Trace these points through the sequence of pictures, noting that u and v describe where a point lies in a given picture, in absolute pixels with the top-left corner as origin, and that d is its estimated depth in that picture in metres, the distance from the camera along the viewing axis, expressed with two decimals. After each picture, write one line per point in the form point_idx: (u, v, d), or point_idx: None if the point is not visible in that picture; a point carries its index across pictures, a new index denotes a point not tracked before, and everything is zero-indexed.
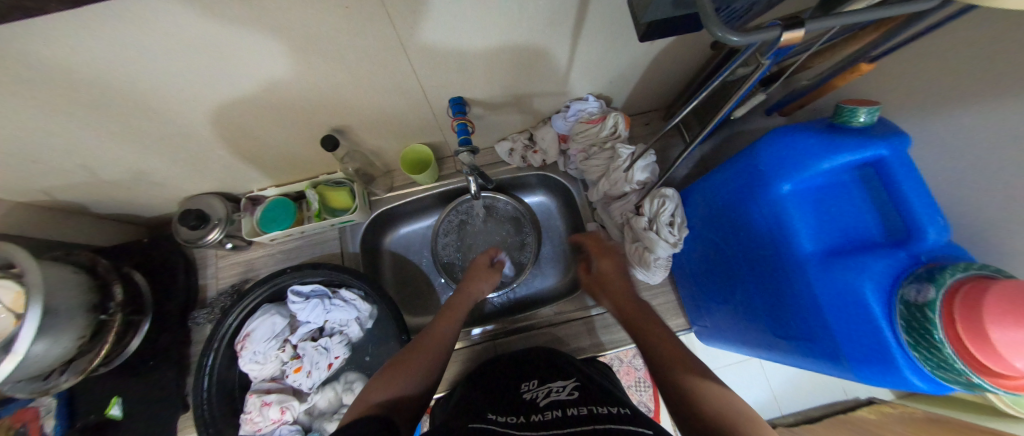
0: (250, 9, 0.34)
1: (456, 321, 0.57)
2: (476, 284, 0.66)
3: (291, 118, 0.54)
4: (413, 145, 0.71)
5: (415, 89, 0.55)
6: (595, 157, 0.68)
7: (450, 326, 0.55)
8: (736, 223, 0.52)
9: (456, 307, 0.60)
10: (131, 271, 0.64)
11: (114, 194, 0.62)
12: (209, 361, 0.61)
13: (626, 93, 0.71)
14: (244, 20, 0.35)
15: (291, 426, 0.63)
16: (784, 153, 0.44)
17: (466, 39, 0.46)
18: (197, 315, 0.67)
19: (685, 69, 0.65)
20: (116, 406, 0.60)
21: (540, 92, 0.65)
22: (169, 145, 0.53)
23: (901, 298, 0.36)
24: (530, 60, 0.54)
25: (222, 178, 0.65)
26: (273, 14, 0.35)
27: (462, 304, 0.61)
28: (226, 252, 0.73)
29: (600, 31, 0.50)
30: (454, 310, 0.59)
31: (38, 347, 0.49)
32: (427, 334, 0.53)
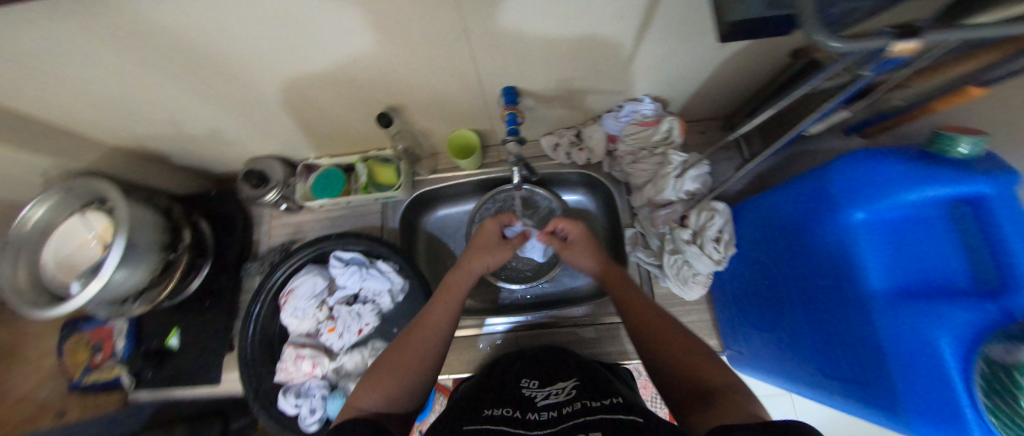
0: None
1: (451, 307, 0.56)
2: (478, 256, 0.64)
3: (354, 93, 0.57)
4: (461, 131, 0.72)
5: (473, 75, 0.56)
6: (644, 161, 0.67)
7: (446, 313, 0.55)
8: (794, 248, 0.49)
9: (451, 290, 0.59)
10: (198, 219, 0.71)
11: (193, 148, 0.68)
12: (256, 310, 0.67)
13: (685, 97, 0.68)
14: None
15: (319, 381, 0.67)
16: (861, 178, 0.40)
17: (531, 28, 0.46)
18: (249, 266, 0.73)
19: (753, 78, 0.61)
20: (174, 337, 0.69)
21: (594, 89, 0.64)
22: (245, 108, 0.58)
23: (983, 355, 0.32)
24: (591, 55, 0.53)
25: (285, 143, 0.70)
26: None
27: (459, 285, 0.60)
28: (280, 213, 0.78)
29: (670, 30, 0.48)
30: (449, 294, 0.58)
31: (120, 275, 0.55)
32: (420, 325, 0.54)
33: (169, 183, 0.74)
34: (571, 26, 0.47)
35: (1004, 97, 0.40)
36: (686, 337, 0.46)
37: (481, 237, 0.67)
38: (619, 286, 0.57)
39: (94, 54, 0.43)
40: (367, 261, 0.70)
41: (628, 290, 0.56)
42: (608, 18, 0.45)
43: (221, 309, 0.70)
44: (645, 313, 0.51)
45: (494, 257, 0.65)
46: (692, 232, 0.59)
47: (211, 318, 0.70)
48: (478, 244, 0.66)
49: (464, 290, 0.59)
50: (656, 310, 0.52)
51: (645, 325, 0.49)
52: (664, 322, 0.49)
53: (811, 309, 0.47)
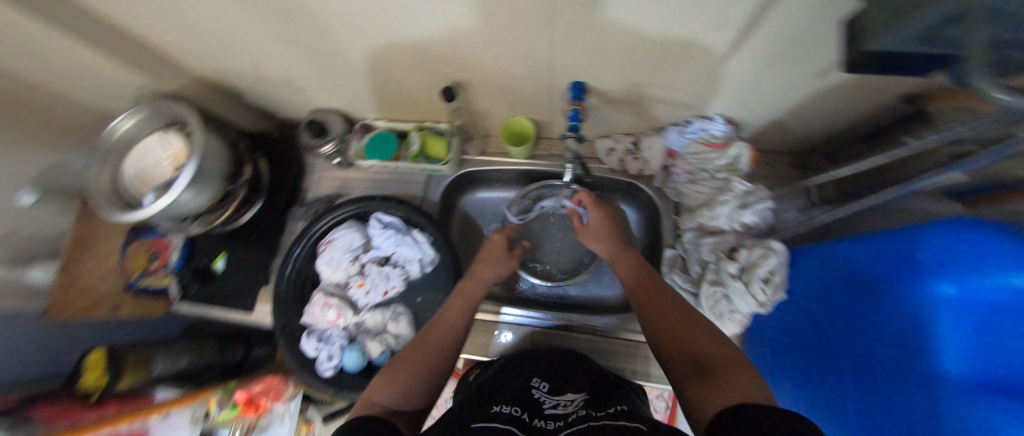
0: None
1: (464, 311, 0.56)
2: (489, 263, 0.65)
3: (427, 64, 0.57)
4: (517, 118, 0.71)
5: (547, 64, 0.55)
6: (702, 184, 0.64)
7: (460, 316, 0.56)
8: (855, 308, 0.45)
9: (464, 294, 0.59)
10: (260, 157, 0.75)
11: (265, 90, 0.72)
12: (297, 252, 0.71)
13: (760, 124, 0.64)
14: None
15: (340, 331, 0.70)
16: (962, 249, 0.37)
17: (623, 25, 0.44)
18: (296, 211, 0.79)
19: (844, 117, 0.57)
20: (221, 261, 0.74)
21: (666, 99, 0.61)
22: (322, 60, 0.59)
23: None
24: (677, 59, 0.50)
25: (350, 100, 0.72)
26: None
27: (474, 291, 0.60)
28: (332, 166, 0.82)
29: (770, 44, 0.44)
30: (462, 299, 0.58)
31: (187, 196, 0.59)
32: (435, 327, 0.54)
33: (237, 118, 0.78)
34: (665, 29, 0.44)
35: None
36: (695, 320, 0.45)
37: (489, 248, 0.67)
38: (628, 271, 0.57)
39: None
40: (404, 227, 0.72)
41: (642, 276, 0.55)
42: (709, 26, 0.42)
43: (265, 244, 0.75)
44: (652, 296, 0.50)
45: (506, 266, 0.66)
46: (740, 267, 0.57)
47: (255, 250, 0.74)
48: (487, 254, 0.66)
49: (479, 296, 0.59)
50: (664, 292, 0.51)
51: (650, 306, 0.49)
52: (675, 306, 0.48)
53: (860, 375, 0.44)
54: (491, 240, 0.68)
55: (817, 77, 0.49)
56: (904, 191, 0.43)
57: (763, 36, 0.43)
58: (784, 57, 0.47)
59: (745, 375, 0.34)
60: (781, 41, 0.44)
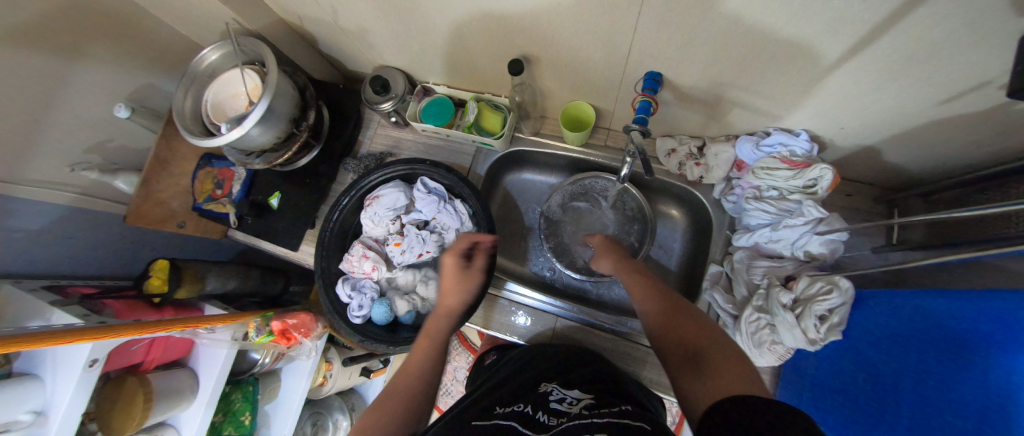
0: None
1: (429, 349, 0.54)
2: (445, 293, 0.60)
3: (500, 34, 0.56)
4: (579, 102, 0.69)
5: (625, 49, 0.52)
6: (769, 203, 0.58)
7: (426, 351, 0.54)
8: (929, 370, 0.39)
9: (430, 333, 0.57)
10: (322, 106, 0.77)
11: (338, 41, 0.74)
12: (344, 201, 0.73)
13: (850, 148, 0.58)
14: None
15: (373, 283, 0.73)
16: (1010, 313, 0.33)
17: (726, 14, 0.40)
18: (348, 163, 0.81)
19: (960, 153, 0.50)
20: (275, 199, 0.78)
21: (748, 104, 0.56)
22: (397, 18, 0.59)
23: None
24: (775, 60, 0.45)
25: (415, 61, 0.73)
26: None
27: (438, 328, 0.58)
28: (387, 124, 0.83)
29: (896, 56, 0.39)
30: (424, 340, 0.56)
31: (255, 131, 0.62)
32: (405, 368, 0.51)
33: (308, 65, 0.81)
34: (771, 26, 0.40)
35: None
36: (693, 318, 0.44)
37: (444, 273, 0.62)
38: (633, 279, 0.56)
39: None
40: (447, 196, 0.73)
41: (642, 283, 0.55)
42: (824, 27, 0.38)
43: (317, 190, 0.78)
44: (653, 298, 0.50)
45: (467, 286, 0.61)
46: (793, 298, 0.52)
47: (307, 194, 0.78)
48: (445, 282, 0.61)
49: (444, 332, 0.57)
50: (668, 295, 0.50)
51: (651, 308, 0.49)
52: (671, 305, 0.47)
53: None
54: (443, 260, 0.63)
55: (940, 102, 0.43)
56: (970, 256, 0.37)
57: (885, 48, 0.38)
58: (906, 73, 0.41)
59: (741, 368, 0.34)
60: (909, 56, 0.38)
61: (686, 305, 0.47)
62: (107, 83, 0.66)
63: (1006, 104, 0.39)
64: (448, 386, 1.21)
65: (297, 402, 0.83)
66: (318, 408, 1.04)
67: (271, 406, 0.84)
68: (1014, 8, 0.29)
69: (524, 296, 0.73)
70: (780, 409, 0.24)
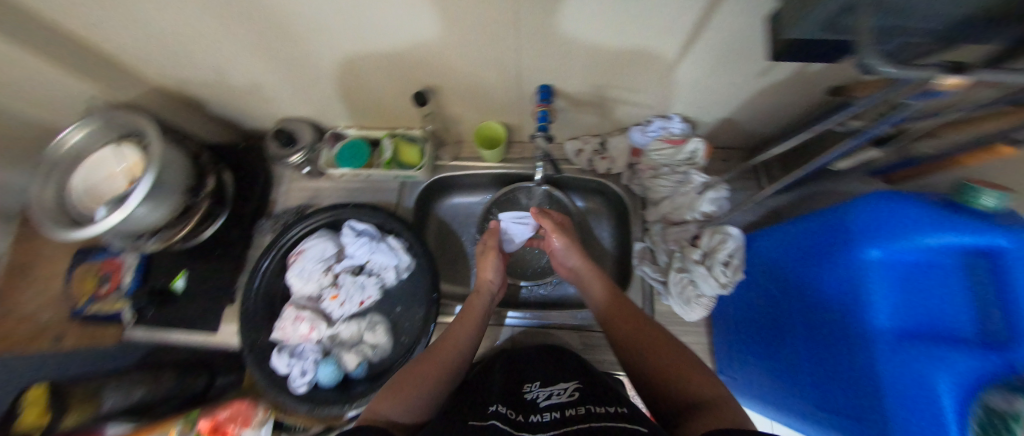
0: None
1: (472, 326, 0.59)
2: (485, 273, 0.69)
3: (395, 67, 0.59)
4: (489, 122, 0.73)
5: (513, 68, 0.58)
6: (664, 178, 0.67)
7: (467, 329, 0.59)
8: (804, 281, 0.49)
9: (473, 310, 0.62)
10: (224, 169, 0.72)
11: (230, 100, 0.71)
12: (265, 264, 0.69)
13: (713, 122, 0.69)
14: None
15: (314, 346, 0.66)
16: (882, 220, 0.40)
17: (580, 29, 0.48)
18: (264, 223, 0.75)
19: (784, 112, 0.63)
20: (180, 280, 0.69)
21: (627, 99, 0.65)
22: (291, 66, 0.59)
23: (983, 403, 0.32)
24: (633, 61, 0.54)
25: (320, 109, 0.72)
26: None
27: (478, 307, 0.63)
28: (301, 177, 0.80)
29: (714, 46, 0.49)
30: (468, 313, 0.62)
31: (142, 210, 0.56)
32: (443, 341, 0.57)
33: (200, 130, 0.76)
34: (618, 34, 0.49)
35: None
36: (685, 355, 0.49)
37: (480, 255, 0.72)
38: (609, 299, 0.60)
39: None
40: (377, 234, 0.71)
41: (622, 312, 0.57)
42: (656, 29, 0.47)
43: (230, 261, 0.71)
44: (639, 327, 0.54)
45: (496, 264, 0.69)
46: (702, 253, 0.60)
47: (218, 267, 0.70)
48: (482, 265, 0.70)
49: (482, 310, 0.63)
50: (647, 323, 0.55)
51: (634, 337, 0.53)
52: (653, 340, 0.52)
53: (812, 337, 0.47)
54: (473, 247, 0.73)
55: (759, 76, 0.54)
56: (805, 172, 0.47)
57: (705, 39, 0.48)
58: (726, 57, 0.52)
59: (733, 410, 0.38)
60: (720, 43, 0.49)
61: (674, 341, 0.52)
62: None
63: (798, 68, 0.51)
64: None
65: None
66: None
67: None
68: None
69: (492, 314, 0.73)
70: None
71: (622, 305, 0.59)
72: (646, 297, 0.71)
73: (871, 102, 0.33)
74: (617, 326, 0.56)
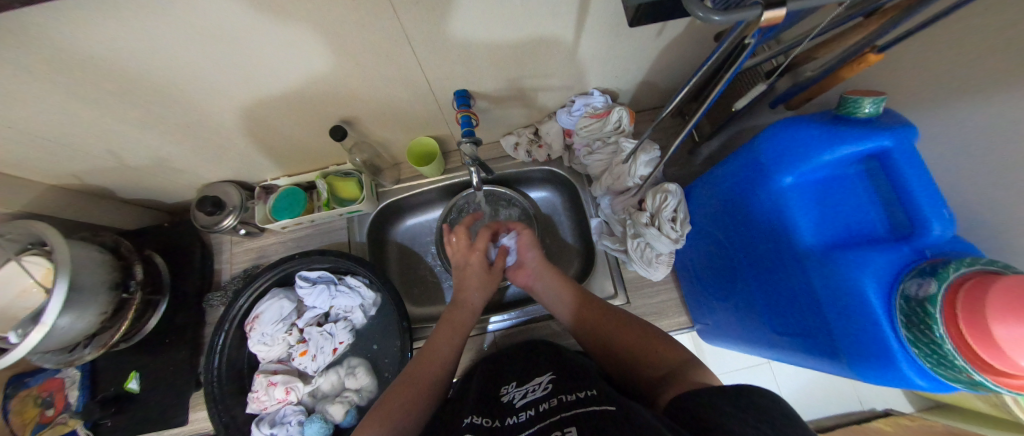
0: (285, 6, 0.38)
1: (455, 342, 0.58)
2: (468, 290, 0.67)
3: (301, 107, 0.57)
4: (420, 138, 0.72)
5: (422, 83, 0.57)
6: (599, 152, 0.69)
7: (451, 345, 0.58)
8: (739, 218, 0.51)
9: (456, 324, 0.61)
10: (152, 254, 0.68)
11: (139, 180, 0.66)
12: (220, 340, 0.64)
13: (631, 87, 0.71)
14: (277, 14, 0.39)
15: (295, 407, 0.64)
16: (790, 146, 0.43)
17: (469, 31, 0.48)
18: (211, 297, 0.70)
19: (691, 63, 0.65)
20: (134, 380, 0.65)
21: (544, 86, 0.66)
22: (190, 130, 0.56)
23: (902, 292, 0.34)
24: (533, 49, 0.55)
25: (239, 166, 0.69)
26: (299, 11, 0.39)
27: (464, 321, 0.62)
28: (241, 239, 0.76)
29: (601, 19, 0.51)
30: (450, 328, 0.60)
31: (65, 321, 0.52)
32: (425, 357, 0.55)
33: (117, 219, 0.71)
34: (507, 29, 0.49)
35: (897, 62, 0.45)
36: (649, 331, 0.51)
37: (467, 272, 0.68)
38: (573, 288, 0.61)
39: (18, 82, 0.41)
40: (335, 278, 0.69)
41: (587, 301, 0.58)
42: (544, 16, 0.48)
43: (182, 346, 0.67)
44: (604, 313, 0.56)
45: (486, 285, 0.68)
46: (650, 215, 0.61)
47: (172, 355, 0.66)
48: (467, 281, 0.68)
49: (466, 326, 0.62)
50: (608, 307, 0.57)
51: (600, 322, 0.55)
52: (618, 323, 0.53)
53: (759, 269, 0.50)
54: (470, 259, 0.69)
55: (657, 37, 0.56)
56: (685, 133, 0.49)
57: (594, 15, 0.49)
58: (617, 27, 0.53)
59: (698, 372, 0.41)
60: (606, 15, 0.50)
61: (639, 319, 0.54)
62: None
63: (688, 22, 0.53)
64: None
65: None
66: None
67: None
68: None
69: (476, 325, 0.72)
70: (744, 396, 0.30)
71: (584, 293, 0.60)
72: (613, 269, 0.73)
73: (717, 50, 0.34)
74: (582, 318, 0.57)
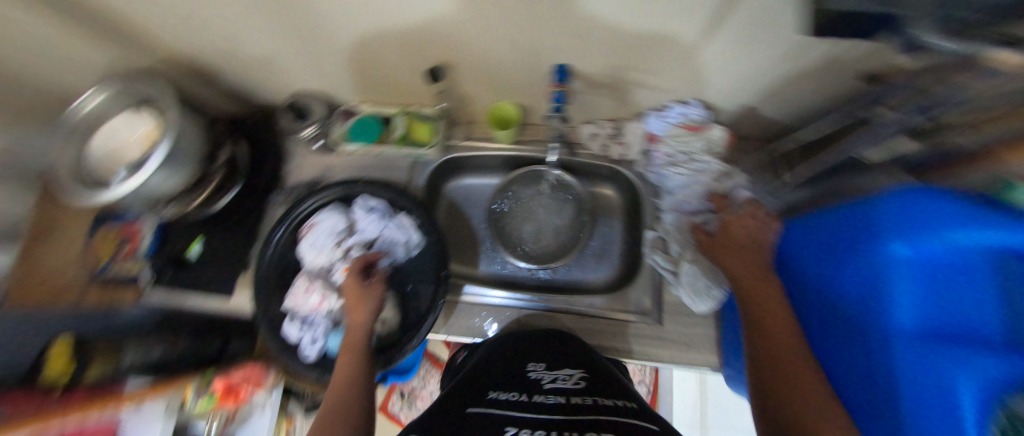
0: None
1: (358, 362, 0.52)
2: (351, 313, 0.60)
3: (409, 44, 0.58)
4: (503, 102, 0.72)
5: (529, 48, 0.56)
6: (683, 166, 0.67)
7: (354, 366, 0.52)
8: (826, 277, 0.48)
9: (353, 347, 0.55)
10: (239, 139, 0.74)
11: (242, 72, 0.70)
12: (278, 234, 0.69)
13: (735, 109, 0.67)
14: None
15: (324, 316, 0.67)
16: (913, 218, 0.39)
17: (597, 8, 0.46)
18: (276, 196, 0.77)
19: (813, 101, 0.60)
20: (194, 248, 0.72)
21: (647, 83, 0.63)
22: (302, 36, 0.58)
23: (1001, 400, 0.29)
24: (654, 42, 0.52)
25: (332, 83, 0.72)
26: None
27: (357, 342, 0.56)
28: (313, 151, 0.80)
29: (743, 28, 0.46)
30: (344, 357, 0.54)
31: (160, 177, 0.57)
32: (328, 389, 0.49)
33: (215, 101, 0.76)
34: (639, 14, 0.46)
35: None
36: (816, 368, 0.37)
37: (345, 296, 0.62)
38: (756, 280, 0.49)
39: None
40: (389, 211, 0.71)
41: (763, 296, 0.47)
42: (683, 10, 0.44)
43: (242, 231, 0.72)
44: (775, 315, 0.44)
45: (370, 298, 0.61)
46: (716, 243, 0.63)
47: (233, 238, 0.72)
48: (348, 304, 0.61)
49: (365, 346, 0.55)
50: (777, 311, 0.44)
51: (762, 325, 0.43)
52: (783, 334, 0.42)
53: (829, 332, 0.46)
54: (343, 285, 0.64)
55: (787, 60, 0.51)
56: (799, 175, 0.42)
57: (733, 21, 0.45)
58: (755, 41, 0.49)
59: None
60: (749, 25, 0.46)
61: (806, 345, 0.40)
62: None
63: (830, 53, 0.48)
64: None
65: None
66: None
67: None
68: None
69: (488, 296, 0.72)
70: None
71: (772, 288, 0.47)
72: (655, 286, 0.69)
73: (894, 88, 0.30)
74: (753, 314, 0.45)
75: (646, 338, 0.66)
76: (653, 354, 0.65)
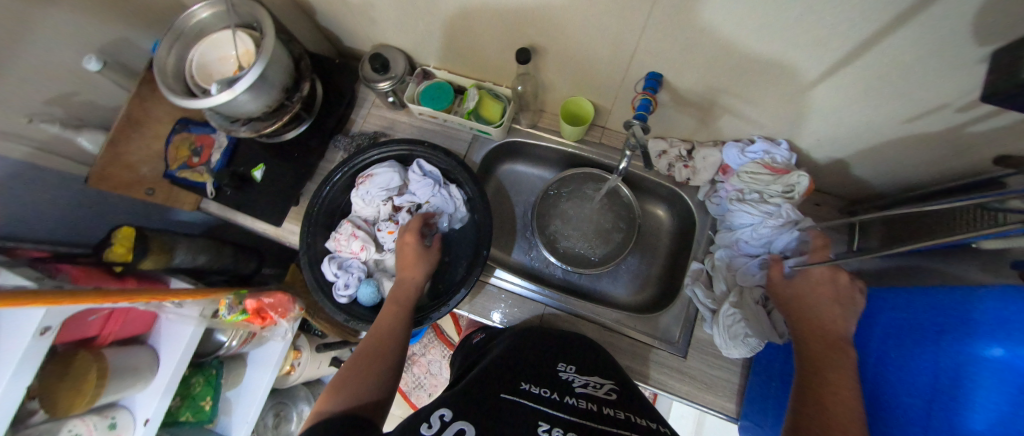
0: None
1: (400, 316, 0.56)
2: (404, 269, 0.63)
3: (506, 21, 0.58)
4: (579, 97, 0.70)
5: (628, 50, 0.54)
6: (752, 205, 0.62)
7: (396, 319, 0.56)
8: (909, 357, 0.41)
9: (398, 300, 0.59)
10: (314, 79, 0.74)
11: (336, 14, 0.71)
12: (335, 178, 0.71)
13: (823, 159, 0.63)
14: None
15: (360, 263, 0.70)
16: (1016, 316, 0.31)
17: (719, 23, 0.43)
18: (339, 140, 0.79)
19: (917, 170, 0.55)
20: (258, 171, 0.74)
21: (738, 111, 0.59)
22: None
23: None
24: (766, 71, 0.49)
25: (418, 43, 0.72)
26: None
27: (406, 298, 0.59)
28: (382, 104, 0.82)
29: (874, 77, 0.43)
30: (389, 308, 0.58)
31: (245, 96, 0.59)
32: (369, 336, 0.53)
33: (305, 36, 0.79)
34: (763, 38, 0.43)
35: None
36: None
37: (402, 252, 0.63)
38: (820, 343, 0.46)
39: None
40: (442, 180, 0.72)
41: (826, 368, 0.43)
42: (814, 44, 0.41)
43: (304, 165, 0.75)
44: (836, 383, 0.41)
45: (426, 263, 0.63)
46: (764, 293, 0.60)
47: (294, 170, 0.76)
48: (403, 258, 0.63)
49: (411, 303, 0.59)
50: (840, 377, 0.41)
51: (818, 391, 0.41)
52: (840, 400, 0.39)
53: (897, 419, 0.40)
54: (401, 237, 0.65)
55: (905, 121, 0.47)
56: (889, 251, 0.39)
57: (860, 68, 0.42)
58: (879, 93, 0.45)
59: None
60: (882, 75, 0.42)
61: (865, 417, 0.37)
62: (81, 32, 0.61)
63: (961, 125, 0.43)
64: (421, 379, 1.22)
65: (262, 391, 0.79)
66: (281, 399, 0.99)
67: (233, 392, 0.79)
68: (975, 34, 0.32)
69: (504, 279, 0.72)
70: None
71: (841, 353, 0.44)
72: (688, 318, 0.67)
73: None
74: (811, 384, 0.42)
75: (665, 367, 0.65)
76: (668, 385, 0.64)
